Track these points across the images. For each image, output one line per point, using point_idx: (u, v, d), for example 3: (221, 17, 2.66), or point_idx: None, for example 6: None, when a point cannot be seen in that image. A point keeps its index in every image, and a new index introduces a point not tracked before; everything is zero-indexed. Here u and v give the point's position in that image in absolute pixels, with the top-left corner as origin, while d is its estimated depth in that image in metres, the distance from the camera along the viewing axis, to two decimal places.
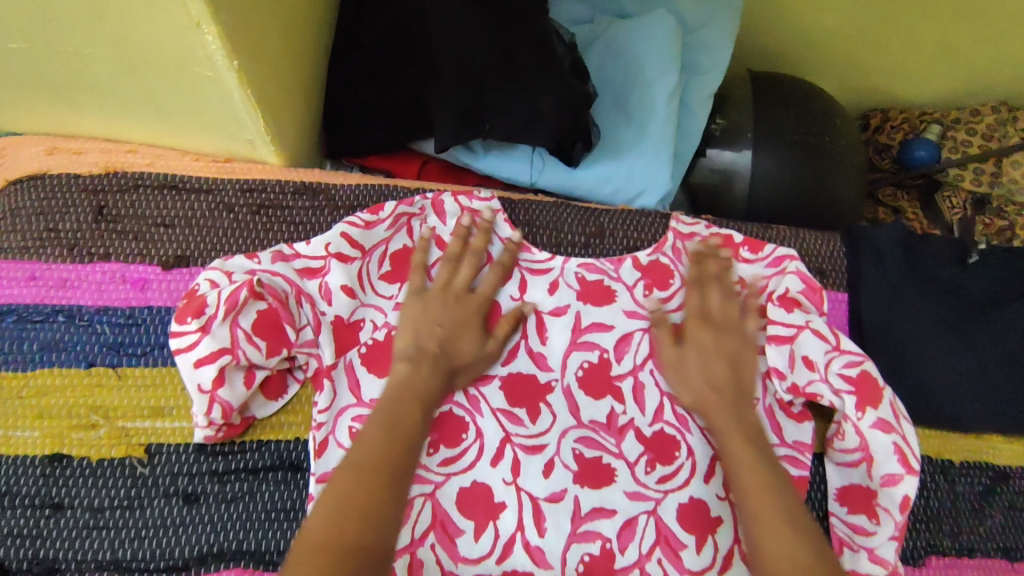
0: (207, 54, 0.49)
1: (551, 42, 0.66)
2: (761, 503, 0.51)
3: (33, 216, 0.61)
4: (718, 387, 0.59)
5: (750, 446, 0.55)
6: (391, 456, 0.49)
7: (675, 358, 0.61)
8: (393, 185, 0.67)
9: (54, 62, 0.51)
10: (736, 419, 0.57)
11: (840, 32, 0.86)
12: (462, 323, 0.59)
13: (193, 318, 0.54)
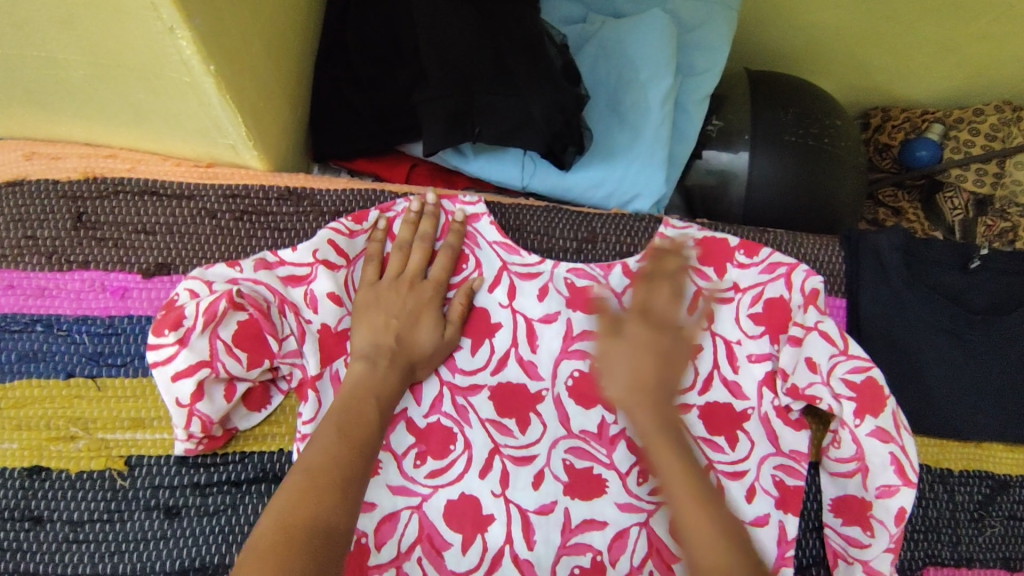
0: (184, 59, 0.47)
1: (541, 44, 0.65)
2: (688, 508, 0.44)
3: (11, 224, 0.59)
4: (649, 391, 0.48)
5: (669, 433, 0.47)
6: (345, 459, 0.48)
7: (614, 340, 0.51)
8: (380, 190, 0.65)
9: (29, 69, 0.50)
10: (661, 422, 0.48)
11: (840, 31, 0.84)
12: (415, 313, 0.59)
13: (170, 331, 0.53)
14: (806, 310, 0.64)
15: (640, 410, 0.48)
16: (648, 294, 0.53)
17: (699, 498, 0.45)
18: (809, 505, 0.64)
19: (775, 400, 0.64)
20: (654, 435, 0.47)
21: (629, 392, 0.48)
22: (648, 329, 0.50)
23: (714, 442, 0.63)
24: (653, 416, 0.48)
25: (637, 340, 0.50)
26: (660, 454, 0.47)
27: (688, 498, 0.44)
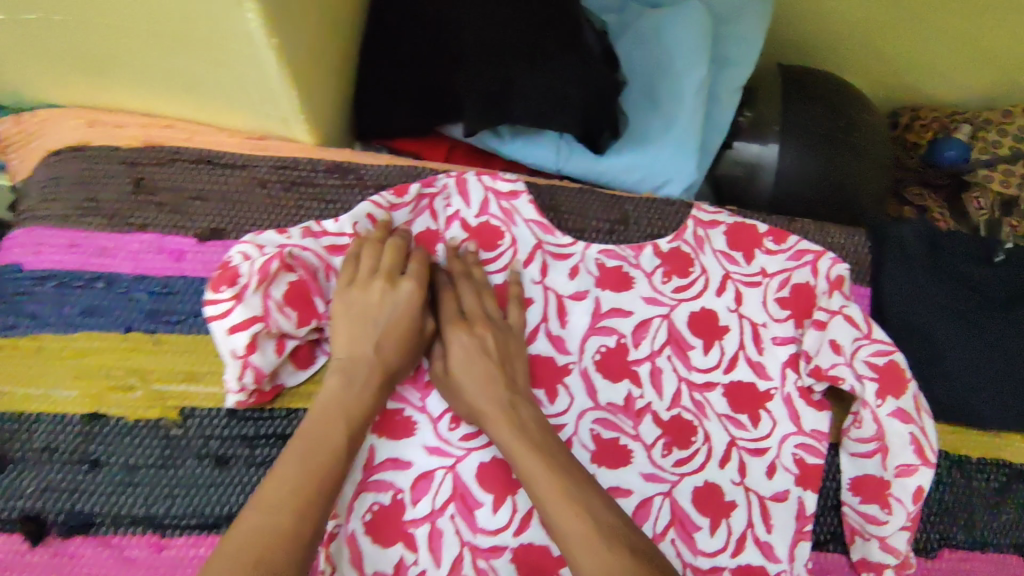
0: (250, 31, 0.50)
1: (580, 33, 0.68)
2: (584, 554, 0.47)
3: (75, 185, 0.63)
4: (491, 397, 0.56)
5: (555, 475, 0.51)
6: (307, 490, 0.47)
7: (472, 407, 0.56)
8: (420, 167, 0.68)
9: (101, 38, 0.53)
10: (515, 425, 0.54)
11: (869, 27, 0.86)
12: (401, 324, 0.57)
13: (227, 287, 0.55)
14: (831, 295, 0.66)
15: (521, 466, 0.52)
16: (475, 342, 0.58)
17: (596, 533, 0.47)
18: (828, 484, 0.65)
19: (799, 380, 0.65)
20: (541, 485, 0.51)
21: (511, 456, 0.53)
22: (484, 390, 0.56)
23: (737, 419, 0.65)
24: (531, 466, 0.52)
25: (485, 401, 0.56)
26: (549, 502, 0.50)
27: (585, 541, 0.47)
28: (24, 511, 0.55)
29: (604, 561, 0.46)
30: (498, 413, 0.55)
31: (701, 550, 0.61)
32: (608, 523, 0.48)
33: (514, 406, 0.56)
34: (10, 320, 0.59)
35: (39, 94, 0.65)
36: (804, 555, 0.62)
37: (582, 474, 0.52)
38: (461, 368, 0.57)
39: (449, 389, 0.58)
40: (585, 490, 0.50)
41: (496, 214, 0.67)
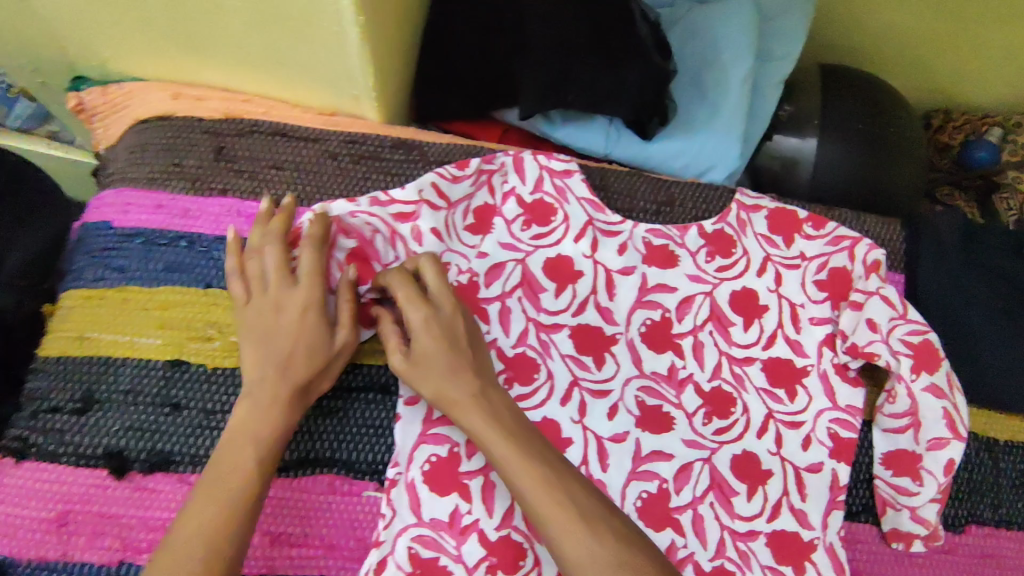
0: (340, 8, 0.54)
1: (633, 22, 0.71)
2: (567, 541, 0.49)
3: (160, 151, 0.67)
4: (462, 386, 0.57)
5: (532, 464, 0.53)
6: (218, 533, 0.49)
7: (441, 395, 0.57)
8: (479, 147, 0.73)
9: (199, 11, 0.57)
10: (488, 416, 0.55)
11: (907, 30, 0.89)
12: (305, 331, 0.57)
13: (292, 247, 0.63)
14: (868, 277, 0.69)
15: (497, 458, 0.54)
16: (441, 330, 0.58)
17: (577, 519, 0.50)
18: (860, 459, 0.68)
19: (835, 357, 0.69)
20: (520, 475, 0.52)
21: (485, 447, 0.55)
22: (455, 379, 0.57)
23: (774, 393, 0.68)
24: (509, 458, 0.53)
25: (455, 393, 0.57)
26: (530, 494, 0.51)
27: (566, 529, 0.50)
28: (108, 449, 0.59)
29: (587, 548, 0.49)
30: (470, 402, 0.56)
31: (738, 514, 0.64)
32: (588, 508, 0.51)
33: (485, 393, 0.57)
34: (100, 272, 0.63)
35: (127, 65, 0.70)
36: (836, 523, 0.65)
37: (557, 460, 0.54)
38: (426, 356, 0.58)
39: (413, 377, 0.58)
40: (561, 479, 0.52)
41: (550, 191, 0.70)
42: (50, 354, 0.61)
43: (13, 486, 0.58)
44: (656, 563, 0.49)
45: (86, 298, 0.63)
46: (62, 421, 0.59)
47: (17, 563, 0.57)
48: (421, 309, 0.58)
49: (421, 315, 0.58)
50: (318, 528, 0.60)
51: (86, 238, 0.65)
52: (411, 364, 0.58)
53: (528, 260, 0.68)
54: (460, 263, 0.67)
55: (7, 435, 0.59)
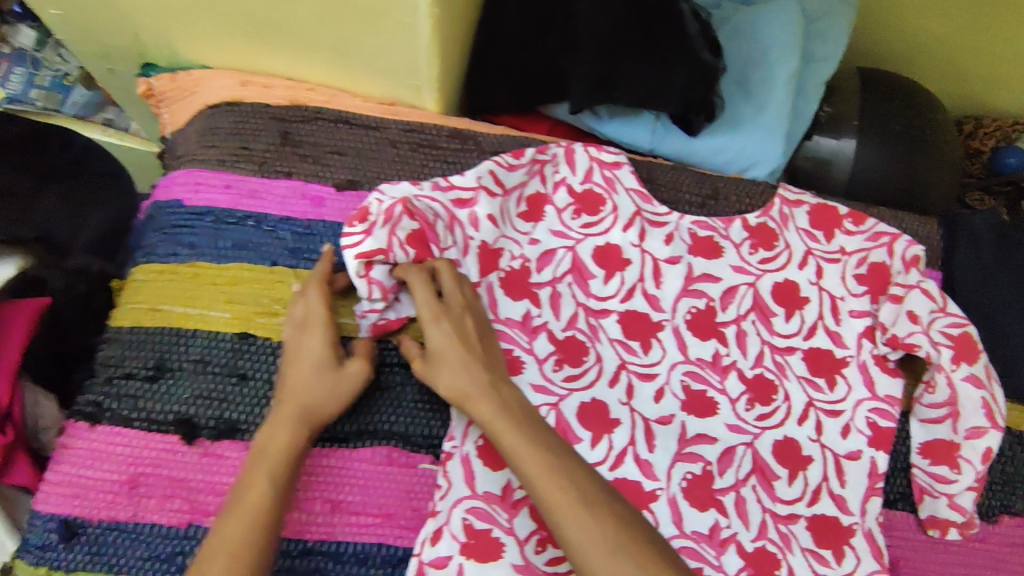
0: (415, 2, 0.57)
1: (683, 20, 0.74)
2: (571, 526, 0.50)
3: (230, 134, 0.70)
4: (469, 381, 0.59)
5: (538, 451, 0.54)
6: (243, 547, 0.51)
7: (452, 387, 0.59)
8: (531, 139, 0.75)
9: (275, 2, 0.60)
10: (497, 406, 0.57)
11: (943, 36, 0.92)
12: (321, 362, 0.60)
13: (359, 222, 0.63)
14: (908, 272, 0.72)
15: (505, 445, 0.55)
16: (455, 328, 0.61)
17: (581, 505, 0.51)
18: (898, 448, 0.70)
19: (875, 349, 0.71)
20: (527, 462, 0.54)
21: (494, 435, 0.56)
22: (467, 372, 0.59)
23: (815, 382, 0.70)
24: (517, 445, 0.55)
25: (466, 385, 0.59)
26: (533, 478, 0.53)
27: (571, 514, 0.51)
28: (178, 415, 0.61)
29: (590, 533, 0.50)
30: (481, 393, 0.58)
31: (779, 497, 0.66)
32: (591, 495, 0.52)
33: (497, 386, 0.59)
34: (172, 248, 0.67)
35: (198, 54, 0.73)
36: (875, 510, 0.67)
37: (562, 448, 0.55)
38: (438, 352, 0.60)
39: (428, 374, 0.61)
40: (564, 467, 0.53)
41: (599, 182, 0.73)
42: (125, 324, 0.65)
43: (86, 448, 0.60)
44: (657, 551, 0.50)
45: (158, 272, 0.66)
46: (135, 387, 0.62)
47: (90, 522, 0.59)
48: (432, 309, 0.61)
49: (433, 313, 0.61)
50: (377, 498, 0.62)
51: (158, 215, 0.68)
52: (427, 364, 0.61)
53: (578, 248, 0.70)
54: (513, 249, 0.69)
55: (82, 399, 0.63)
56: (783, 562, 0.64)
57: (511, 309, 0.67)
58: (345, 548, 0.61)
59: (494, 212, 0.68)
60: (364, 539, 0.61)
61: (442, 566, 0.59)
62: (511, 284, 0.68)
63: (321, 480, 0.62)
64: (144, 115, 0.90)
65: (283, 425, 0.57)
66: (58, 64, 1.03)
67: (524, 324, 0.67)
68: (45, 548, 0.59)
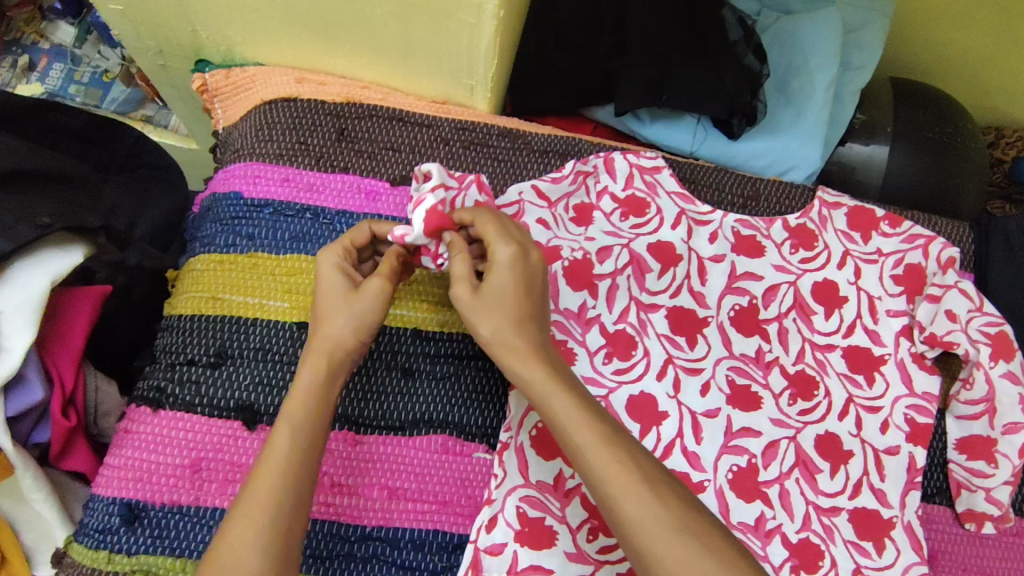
0: (482, 4, 0.58)
1: (725, 27, 0.77)
2: (633, 504, 0.48)
3: (286, 130, 0.72)
4: (521, 335, 0.55)
5: (594, 423, 0.51)
6: (279, 507, 0.49)
7: (501, 334, 0.55)
8: (578, 140, 0.77)
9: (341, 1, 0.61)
10: (547, 369, 0.54)
11: (970, 51, 0.98)
12: (341, 289, 0.58)
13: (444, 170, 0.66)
14: (944, 273, 0.74)
15: (557, 414, 0.52)
16: (519, 270, 0.57)
17: (643, 483, 0.49)
18: (935, 443, 0.72)
19: (912, 347, 0.73)
20: (581, 432, 0.51)
21: (542, 402, 0.53)
22: (516, 325, 0.55)
23: (855, 378, 0.72)
24: (570, 415, 0.51)
25: (514, 335, 0.55)
26: (590, 451, 0.50)
27: (632, 491, 0.48)
28: (239, 402, 0.62)
29: (653, 512, 0.47)
30: (529, 351, 0.55)
31: (822, 490, 0.68)
32: (651, 473, 0.50)
33: (543, 348, 0.56)
34: (231, 239, 0.68)
35: (253, 51, 0.74)
36: (914, 503, 0.69)
37: (614, 423, 0.53)
38: (496, 295, 0.56)
39: (476, 308, 0.56)
40: (622, 441, 0.51)
41: (640, 186, 0.75)
42: (184, 312, 0.66)
43: (148, 433, 0.61)
44: (722, 535, 0.48)
45: (217, 262, 0.67)
46: (197, 373, 0.63)
47: (152, 505, 0.60)
48: (511, 247, 0.56)
49: (511, 251, 0.56)
50: (432, 485, 0.63)
51: (216, 206, 0.69)
52: (476, 296, 0.56)
53: (633, 244, 0.72)
54: (571, 245, 0.71)
55: (143, 385, 0.64)
56: (826, 553, 0.65)
57: (570, 300, 0.69)
58: (402, 534, 0.62)
59: (545, 216, 0.71)
60: (421, 525, 0.62)
61: (497, 553, 0.60)
62: (575, 274, 0.70)
63: (378, 467, 0.63)
64: (188, 109, 0.91)
65: (308, 360, 0.56)
66: (99, 61, 1.06)
67: (579, 316, 0.69)
68: (105, 532, 0.59)
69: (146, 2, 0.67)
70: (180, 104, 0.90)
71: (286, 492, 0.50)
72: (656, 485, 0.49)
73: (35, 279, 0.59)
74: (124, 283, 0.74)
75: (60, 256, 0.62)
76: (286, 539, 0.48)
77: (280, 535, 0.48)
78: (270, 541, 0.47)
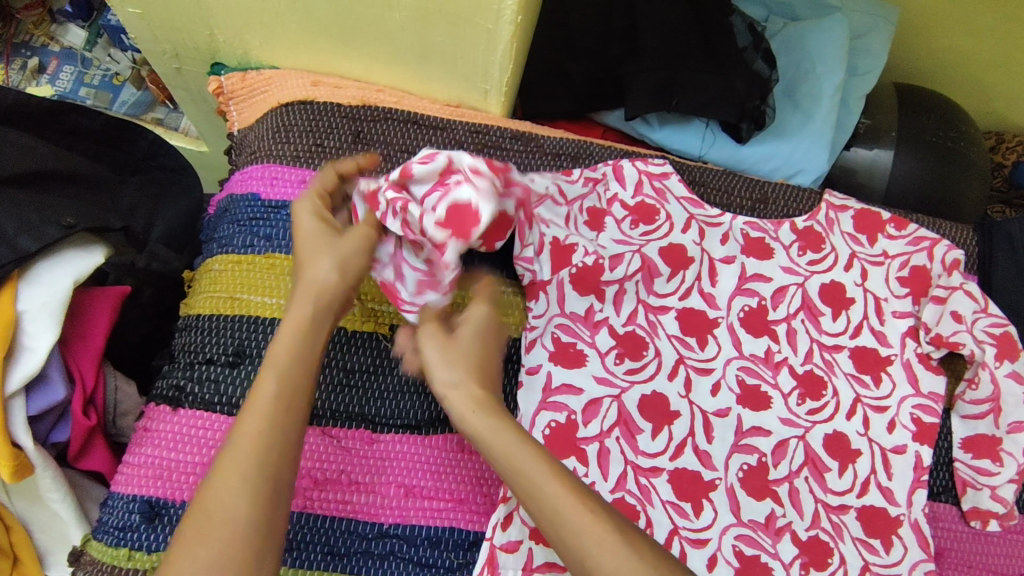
0: (501, 9, 0.58)
1: (733, 32, 0.78)
2: (607, 552, 0.45)
3: (304, 132, 0.72)
4: (482, 383, 0.54)
5: (564, 475, 0.49)
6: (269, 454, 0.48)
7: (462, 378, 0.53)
8: (590, 143, 0.79)
9: (360, 6, 0.62)
10: (512, 426, 0.52)
11: (974, 57, 1.01)
12: (318, 232, 0.57)
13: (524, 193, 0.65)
14: (949, 274, 0.75)
15: (523, 465, 0.49)
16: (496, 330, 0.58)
17: (616, 532, 0.46)
18: (941, 443, 0.74)
19: (918, 348, 0.74)
20: (552, 486, 0.48)
21: (504, 458, 0.50)
22: (479, 379, 0.54)
23: (862, 378, 0.73)
24: (537, 467, 0.49)
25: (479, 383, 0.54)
26: (559, 502, 0.47)
27: (604, 540, 0.45)
28: None
29: (628, 562, 0.44)
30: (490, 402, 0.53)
31: (831, 488, 0.69)
32: (626, 525, 0.47)
33: (499, 405, 0.54)
34: (248, 240, 0.69)
35: (269, 54, 0.74)
36: (921, 501, 0.70)
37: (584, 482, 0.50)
38: (461, 349, 0.55)
39: (446, 351, 0.55)
40: (595, 494, 0.49)
41: (650, 193, 0.75)
42: (202, 311, 0.67)
43: (166, 431, 0.62)
44: None
45: (235, 262, 0.68)
46: (216, 372, 0.64)
47: (172, 503, 0.60)
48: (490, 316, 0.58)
49: (488, 318, 0.58)
50: (448, 483, 0.64)
51: (234, 207, 0.70)
52: (448, 347, 0.55)
53: (644, 250, 0.73)
54: (586, 246, 0.71)
55: (162, 384, 0.65)
56: (835, 550, 0.66)
57: (576, 304, 0.70)
58: (419, 532, 0.62)
59: (557, 221, 0.71)
60: (437, 523, 0.63)
61: (513, 550, 0.61)
62: (581, 280, 0.70)
63: (395, 465, 0.64)
64: (200, 112, 0.92)
65: (296, 303, 0.54)
66: (109, 63, 1.06)
67: (587, 319, 0.70)
68: (124, 529, 0.59)
69: (163, 10, 0.67)
70: (192, 106, 0.90)
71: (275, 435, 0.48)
72: (634, 539, 0.46)
73: (59, 279, 0.61)
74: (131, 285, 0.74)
75: (81, 257, 0.63)
76: (276, 481, 0.47)
77: (271, 481, 0.47)
78: (258, 486, 0.46)
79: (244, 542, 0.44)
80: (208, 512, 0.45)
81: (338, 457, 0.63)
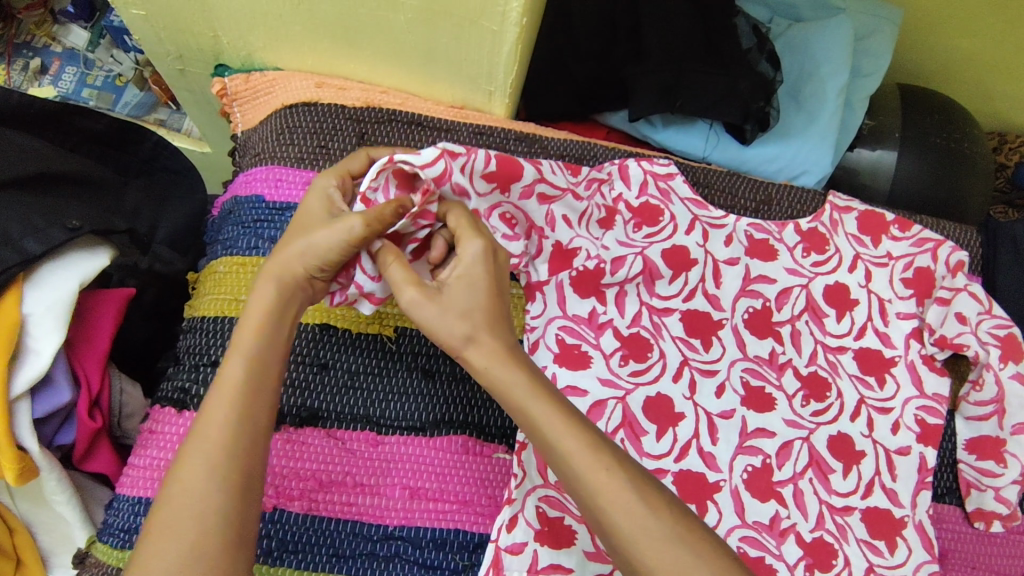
0: (507, 11, 0.58)
1: (737, 33, 0.78)
2: (620, 510, 0.45)
3: (308, 133, 0.72)
4: (492, 330, 0.54)
5: (579, 426, 0.49)
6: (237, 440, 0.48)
7: (464, 334, 0.53)
8: (594, 145, 0.79)
9: (366, 8, 0.62)
10: (528, 372, 0.52)
11: (979, 57, 1.00)
12: (309, 215, 0.56)
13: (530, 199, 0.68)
14: (953, 276, 0.75)
15: (535, 418, 0.49)
16: (492, 265, 0.56)
17: (629, 487, 0.46)
18: (945, 444, 0.74)
19: (922, 349, 0.74)
20: (566, 441, 0.48)
21: (516, 405, 0.51)
22: (491, 327, 0.54)
23: (866, 380, 0.73)
24: (551, 420, 0.49)
25: (489, 338, 0.53)
26: (574, 455, 0.47)
27: (616, 495, 0.46)
28: None
29: (642, 520, 0.45)
30: (503, 352, 0.53)
31: (835, 490, 0.69)
32: (642, 481, 0.47)
33: (515, 351, 0.53)
34: (253, 242, 0.69)
35: (273, 56, 0.74)
36: (925, 503, 0.70)
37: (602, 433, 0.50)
38: (454, 299, 0.54)
39: (437, 310, 0.53)
40: (610, 445, 0.49)
41: (655, 193, 0.75)
42: (207, 313, 0.67)
43: (171, 434, 0.62)
44: (714, 539, 0.45)
45: (240, 264, 0.68)
46: None
47: None
48: (480, 247, 0.55)
49: (479, 250, 0.55)
50: (453, 485, 0.64)
51: (239, 209, 0.70)
52: (435, 300, 0.53)
53: (647, 252, 0.72)
54: (588, 249, 0.71)
55: (167, 387, 0.65)
56: (840, 552, 0.66)
57: (578, 307, 0.70)
58: (424, 533, 0.62)
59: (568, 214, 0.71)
60: (443, 525, 0.63)
61: (518, 552, 0.61)
62: (581, 282, 0.70)
63: (400, 467, 0.64)
64: (203, 113, 0.92)
65: (258, 285, 0.54)
66: (112, 65, 1.06)
67: (590, 321, 0.70)
68: (129, 532, 0.59)
69: (168, 12, 0.67)
70: (195, 107, 0.90)
71: (241, 426, 0.49)
72: (648, 494, 0.46)
73: (64, 282, 0.60)
74: (135, 286, 0.74)
75: (86, 259, 0.63)
76: (246, 474, 0.48)
77: (241, 471, 0.48)
78: (226, 478, 0.47)
79: (216, 527, 0.45)
80: (177, 505, 0.45)
81: (344, 459, 0.64)
